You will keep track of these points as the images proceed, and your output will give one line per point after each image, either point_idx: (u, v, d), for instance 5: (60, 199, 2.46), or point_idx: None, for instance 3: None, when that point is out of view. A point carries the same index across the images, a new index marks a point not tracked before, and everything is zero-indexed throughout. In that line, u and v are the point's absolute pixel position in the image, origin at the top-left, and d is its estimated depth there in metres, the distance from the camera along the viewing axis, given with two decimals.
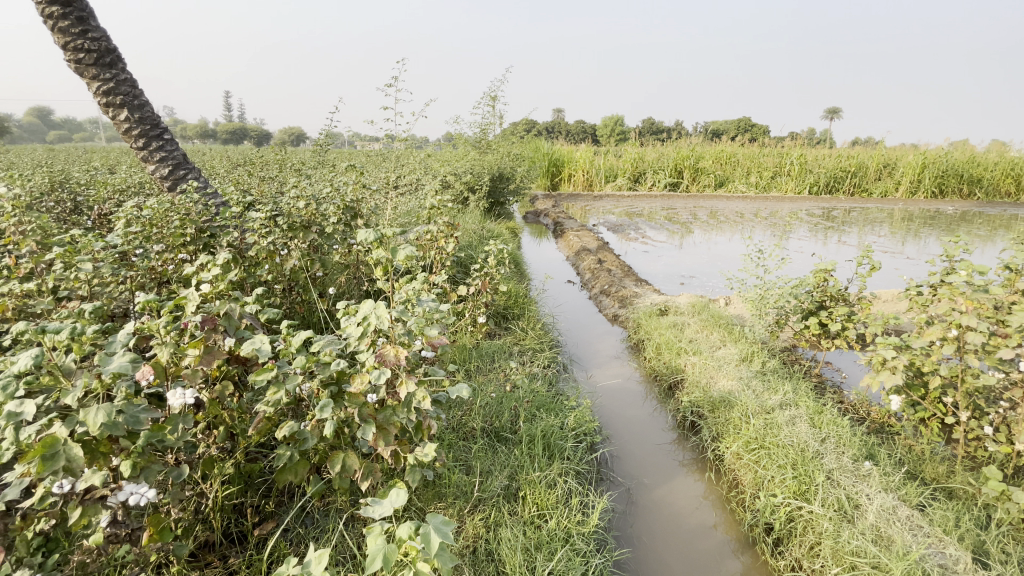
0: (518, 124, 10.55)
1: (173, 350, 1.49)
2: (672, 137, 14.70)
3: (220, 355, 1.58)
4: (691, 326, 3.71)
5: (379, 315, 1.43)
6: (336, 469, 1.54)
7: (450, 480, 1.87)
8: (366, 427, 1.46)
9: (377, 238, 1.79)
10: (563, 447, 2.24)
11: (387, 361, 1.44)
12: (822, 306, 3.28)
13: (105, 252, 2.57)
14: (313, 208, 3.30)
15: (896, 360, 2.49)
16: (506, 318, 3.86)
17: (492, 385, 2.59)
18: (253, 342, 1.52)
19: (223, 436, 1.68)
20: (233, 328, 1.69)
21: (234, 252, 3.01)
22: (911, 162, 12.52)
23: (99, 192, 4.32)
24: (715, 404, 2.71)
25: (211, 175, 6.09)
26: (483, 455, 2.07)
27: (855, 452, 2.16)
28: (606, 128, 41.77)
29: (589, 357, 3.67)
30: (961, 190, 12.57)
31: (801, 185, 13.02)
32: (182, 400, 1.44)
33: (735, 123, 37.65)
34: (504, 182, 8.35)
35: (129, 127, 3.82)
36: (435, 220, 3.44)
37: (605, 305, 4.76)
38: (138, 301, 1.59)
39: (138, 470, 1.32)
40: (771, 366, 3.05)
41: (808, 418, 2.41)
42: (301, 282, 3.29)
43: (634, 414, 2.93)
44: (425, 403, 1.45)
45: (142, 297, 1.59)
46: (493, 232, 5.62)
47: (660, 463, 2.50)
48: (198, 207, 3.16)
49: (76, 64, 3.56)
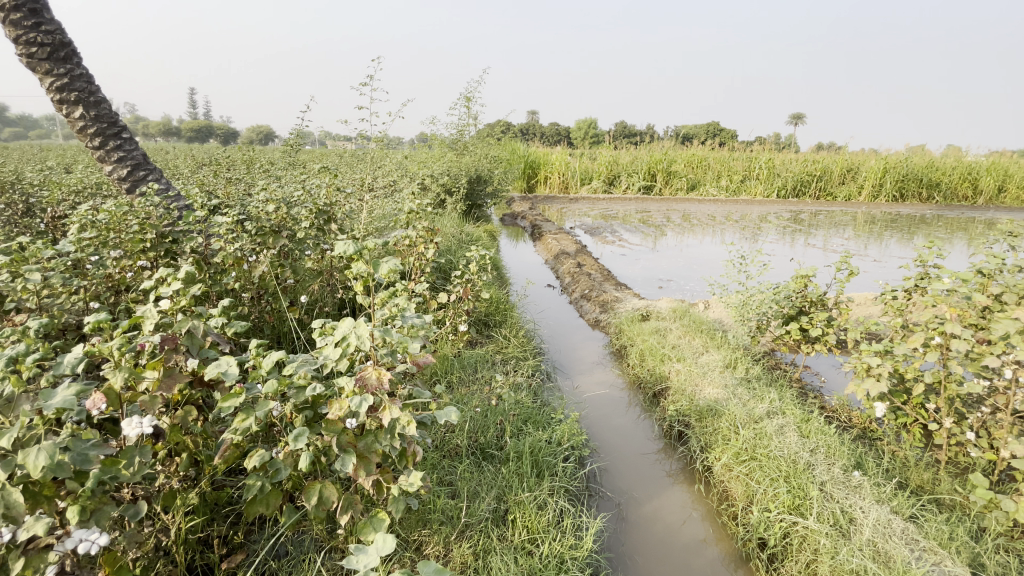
0: (494, 125, 10.45)
1: (129, 375, 1.35)
2: (645, 140, 14.87)
3: (182, 379, 1.45)
4: (674, 331, 3.68)
5: (360, 335, 1.31)
6: (312, 501, 1.40)
7: (436, 506, 1.77)
8: (346, 456, 1.34)
9: (357, 249, 1.67)
10: (551, 464, 2.16)
11: (368, 385, 1.32)
12: (803, 311, 3.27)
13: (57, 261, 2.37)
14: (284, 212, 3.15)
15: (881, 367, 2.51)
16: (488, 325, 3.76)
17: (475, 398, 2.49)
18: (219, 364, 1.39)
19: (186, 464, 1.54)
20: (196, 348, 1.53)
21: (199, 259, 2.83)
22: (873, 167, 12.92)
23: (51, 193, 4.05)
24: (702, 413, 2.67)
25: (174, 176, 5.81)
26: (469, 475, 1.97)
27: (845, 462, 2.15)
28: (579, 131, 42.11)
29: (572, 365, 3.60)
30: (921, 194, 13.08)
31: (769, 188, 13.33)
32: (138, 431, 1.30)
33: (705, 127, 38.51)
34: (481, 185, 8.25)
35: (85, 125, 3.58)
36: (413, 225, 3.32)
37: (585, 310, 4.71)
38: (87, 321, 1.42)
39: (88, 513, 1.17)
40: (755, 373, 3.04)
41: (796, 427, 2.40)
42: (271, 291, 3.12)
43: (619, 424, 2.86)
44: (410, 428, 1.34)
45: (91, 316, 1.43)
46: (471, 236, 5.51)
47: (649, 476, 2.44)
48: (159, 211, 2.96)
49: (27, 58, 3.31)
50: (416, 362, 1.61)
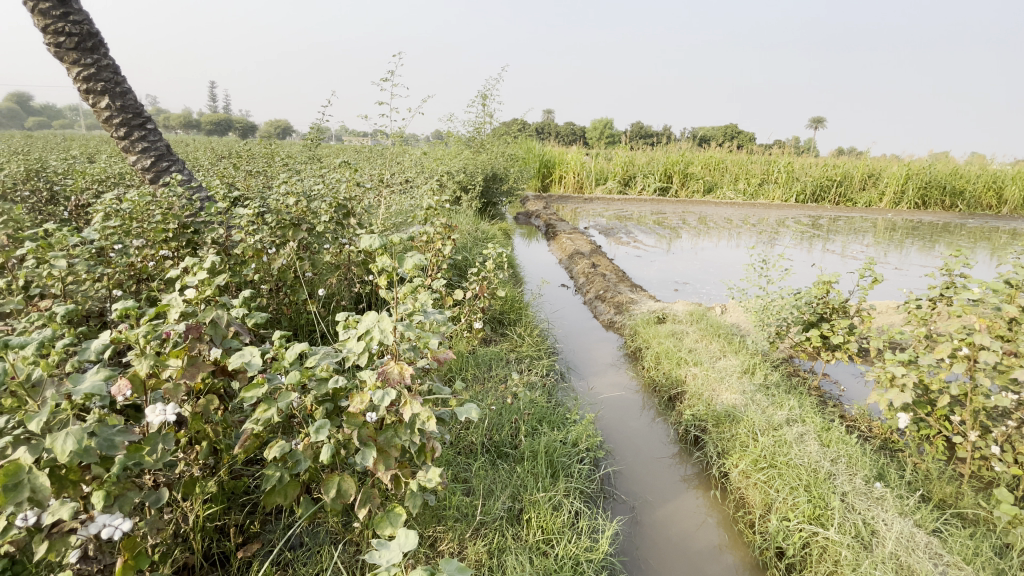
0: (510, 124, 10.45)
1: (154, 363, 1.37)
2: (662, 141, 14.74)
3: (205, 368, 1.47)
4: (690, 335, 3.64)
5: (383, 329, 1.29)
6: (330, 493, 1.40)
7: (451, 502, 1.76)
8: (366, 450, 1.34)
9: (382, 243, 1.65)
10: (566, 465, 2.14)
11: (391, 380, 1.31)
12: (823, 318, 3.20)
13: (82, 248, 2.42)
14: (303, 206, 3.18)
15: (906, 377, 2.45)
16: (502, 324, 3.75)
17: (490, 396, 2.48)
18: (243, 355, 1.40)
19: (206, 452, 1.56)
20: (219, 338, 1.54)
21: (219, 250, 2.87)
22: (895, 173, 12.65)
23: (77, 182, 4.15)
24: (719, 418, 2.63)
25: (195, 167, 5.90)
26: (483, 473, 1.96)
27: (867, 473, 2.11)
28: (594, 131, 41.95)
29: (586, 365, 3.58)
30: (944, 202, 12.80)
31: (788, 193, 13.11)
32: (162, 418, 1.32)
33: (723, 130, 38.09)
34: (496, 183, 8.24)
35: (110, 115, 3.64)
36: (431, 222, 3.33)
37: (600, 310, 4.69)
38: (114, 308, 1.43)
39: (112, 499, 1.18)
40: (774, 380, 2.98)
41: (816, 435, 2.35)
42: (289, 283, 3.16)
43: (634, 426, 2.84)
44: (430, 424, 1.33)
45: (117, 304, 1.43)
46: (486, 233, 5.49)
47: (663, 480, 2.41)
48: (182, 202, 3.01)
49: (55, 47, 3.37)
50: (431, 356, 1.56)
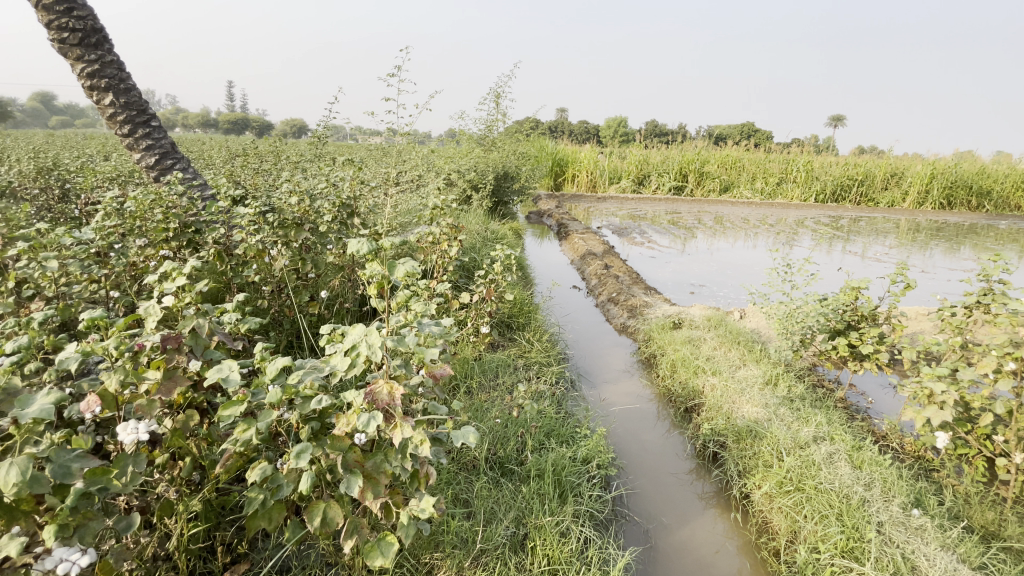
0: (522, 122, 10.29)
1: (125, 377, 1.27)
2: (678, 139, 14.46)
3: (183, 382, 1.37)
4: (708, 342, 3.47)
5: (371, 344, 1.15)
6: (314, 522, 1.27)
7: (450, 527, 1.63)
8: (351, 478, 1.20)
9: (374, 248, 1.51)
10: (575, 485, 2.01)
11: (379, 401, 1.18)
12: (852, 326, 3.03)
13: (76, 248, 2.35)
14: (306, 205, 3.07)
15: (945, 395, 2.26)
16: (510, 328, 3.62)
17: (495, 408, 2.35)
18: (221, 369, 1.28)
19: (188, 469, 1.46)
20: (200, 348, 1.44)
21: (219, 249, 2.89)
22: (919, 172, 12.24)
23: (85, 180, 4.11)
24: (740, 433, 2.46)
25: (205, 166, 5.87)
26: (486, 493, 1.83)
27: (904, 499, 1.94)
28: (608, 129, 41.57)
29: (598, 372, 3.43)
30: (969, 202, 12.35)
31: (807, 192, 12.77)
32: (134, 437, 1.23)
33: (739, 129, 37.48)
34: (508, 182, 8.09)
35: (114, 112, 3.57)
36: (437, 222, 3.21)
37: (612, 314, 4.53)
38: (81, 317, 1.32)
39: (70, 530, 1.07)
40: (798, 392, 2.80)
41: (846, 455, 2.18)
42: (292, 284, 3.05)
43: (648, 440, 2.68)
44: (423, 448, 1.20)
45: (84, 313, 1.31)
46: (496, 233, 5.36)
47: (678, 499, 2.26)
48: (184, 201, 2.92)
49: (59, 44, 3.31)
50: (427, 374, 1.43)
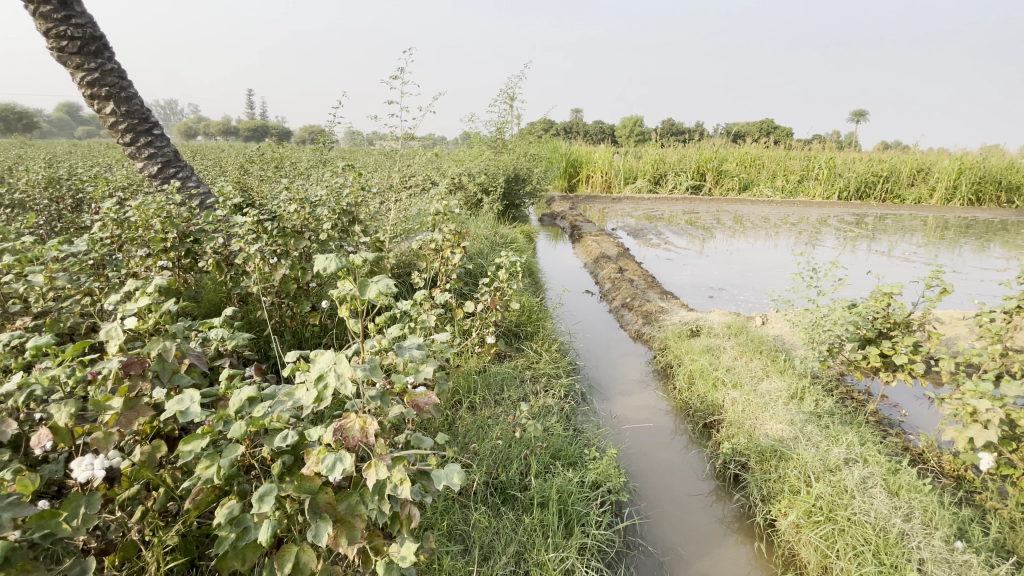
0: (535, 123, 10.13)
1: (76, 410, 1.19)
2: (694, 137, 14.15)
3: (146, 412, 1.28)
4: (728, 351, 3.27)
5: (340, 374, 1.03)
6: (285, 569, 1.11)
7: (443, 565, 1.50)
8: (320, 524, 1.06)
9: (342, 265, 1.41)
10: (582, 514, 1.85)
11: (350, 438, 1.05)
12: (884, 334, 2.80)
13: (67, 260, 2.26)
14: (305, 212, 2.97)
15: (991, 413, 2.02)
16: (518, 338, 3.48)
17: (497, 426, 2.19)
18: (181, 401, 1.18)
19: (160, 503, 1.35)
20: (167, 374, 1.34)
21: (217, 259, 2.80)
22: (947, 167, 11.73)
23: (92, 189, 4.09)
24: (763, 454, 2.28)
25: (215, 173, 5.85)
26: (484, 525, 1.69)
27: (948, 531, 1.73)
28: (623, 129, 41.19)
29: (611, 384, 3.25)
30: (1001, 198, 11.78)
31: (829, 189, 12.36)
32: (88, 474, 1.14)
33: (757, 125, 36.76)
34: (521, 184, 7.93)
35: (116, 120, 3.53)
36: (439, 228, 3.08)
37: (626, 320, 4.35)
38: (28, 346, 1.25)
39: None
40: (827, 408, 2.60)
41: (882, 480, 1.97)
42: (291, 294, 2.95)
43: (664, 458, 2.51)
44: (403, 489, 1.07)
45: (30, 340, 1.25)
46: (506, 237, 5.21)
47: (696, 525, 2.09)
48: (181, 209, 2.84)
49: (58, 52, 3.28)
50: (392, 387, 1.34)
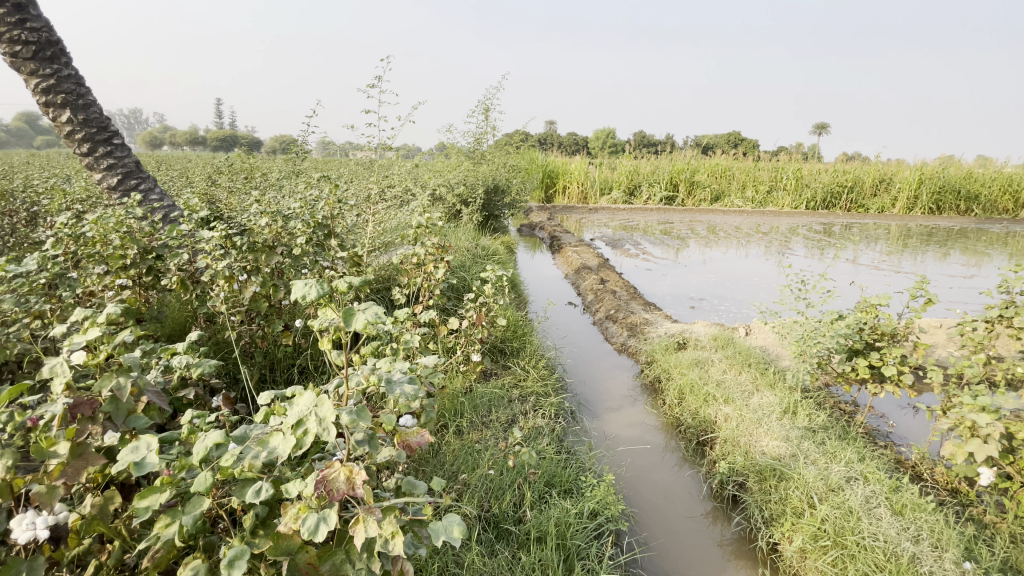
0: (512, 134, 10.10)
1: (13, 460, 1.02)
2: (668, 149, 14.37)
3: (97, 460, 1.11)
4: (716, 364, 3.22)
5: (321, 418, 0.91)
6: None
7: None
8: None
9: (324, 291, 1.28)
10: (581, 548, 1.75)
11: (333, 490, 0.92)
12: (872, 346, 2.78)
13: (14, 281, 2.04)
14: (278, 226, 2.80)
15: (990, 428, 2.01)
16: (503, 354, 3.36)
17: (487, 453, 2.07)
18: (137, 449, 1.02)
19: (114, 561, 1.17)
20: (123, 415, 1.18)
21: (183, 278, 2.60)
22: (907, 177, 12.20)
23: (47, 203, 3.81)
24: (762, 473, 2.21)
25: (181, 185, 5.57)
26: (479, 566, 1.57)
27: (957, 553, 1.68)
28: (596, 140, 41.82)
29: (599, 400, 3.16)
30: (958, 207, 12.28)
31: (797, 200, 12.71)
32: (30, 534, 0.98)
33: (725, 137, 37.82)
34: (500, 195, 7.83)
35: (73, 129, 3.29)
36: (421, 242, 2.96)
37: (611, 332, 4.29)
38: None
39: None
40: (820, 422, 2.56)
41: (885, 499, 1.93)
42: (263, 312, 2.77)
43: (660, 480, 2.41)
44: (394, 545, 0.94)
45: None
46: (488, 249, 5.10)
47: (697, 551, 2.00)
48: (143, 223, 2.63)
49: (11, 58, 3.05)
50: (371, 406, 1.69)
